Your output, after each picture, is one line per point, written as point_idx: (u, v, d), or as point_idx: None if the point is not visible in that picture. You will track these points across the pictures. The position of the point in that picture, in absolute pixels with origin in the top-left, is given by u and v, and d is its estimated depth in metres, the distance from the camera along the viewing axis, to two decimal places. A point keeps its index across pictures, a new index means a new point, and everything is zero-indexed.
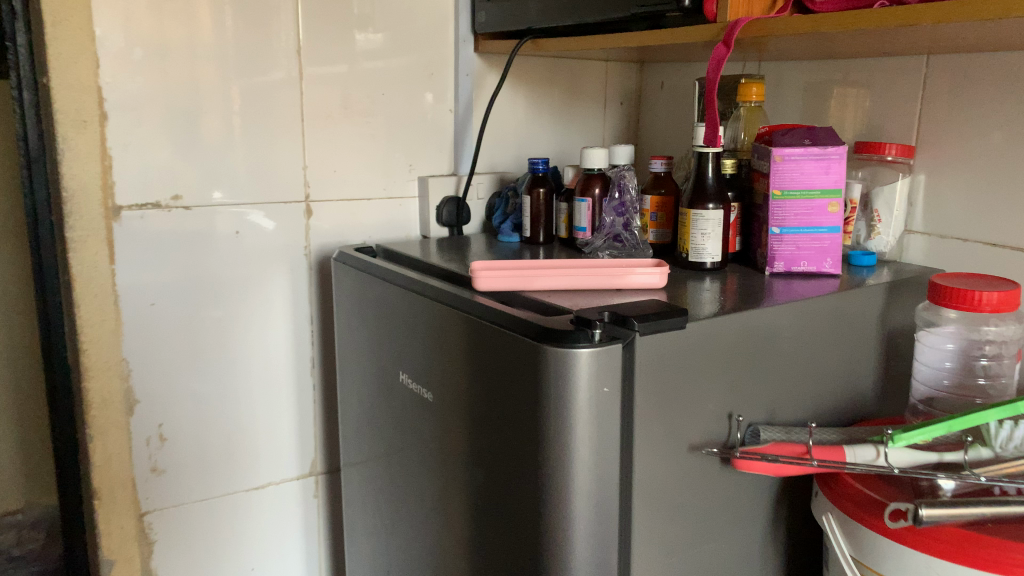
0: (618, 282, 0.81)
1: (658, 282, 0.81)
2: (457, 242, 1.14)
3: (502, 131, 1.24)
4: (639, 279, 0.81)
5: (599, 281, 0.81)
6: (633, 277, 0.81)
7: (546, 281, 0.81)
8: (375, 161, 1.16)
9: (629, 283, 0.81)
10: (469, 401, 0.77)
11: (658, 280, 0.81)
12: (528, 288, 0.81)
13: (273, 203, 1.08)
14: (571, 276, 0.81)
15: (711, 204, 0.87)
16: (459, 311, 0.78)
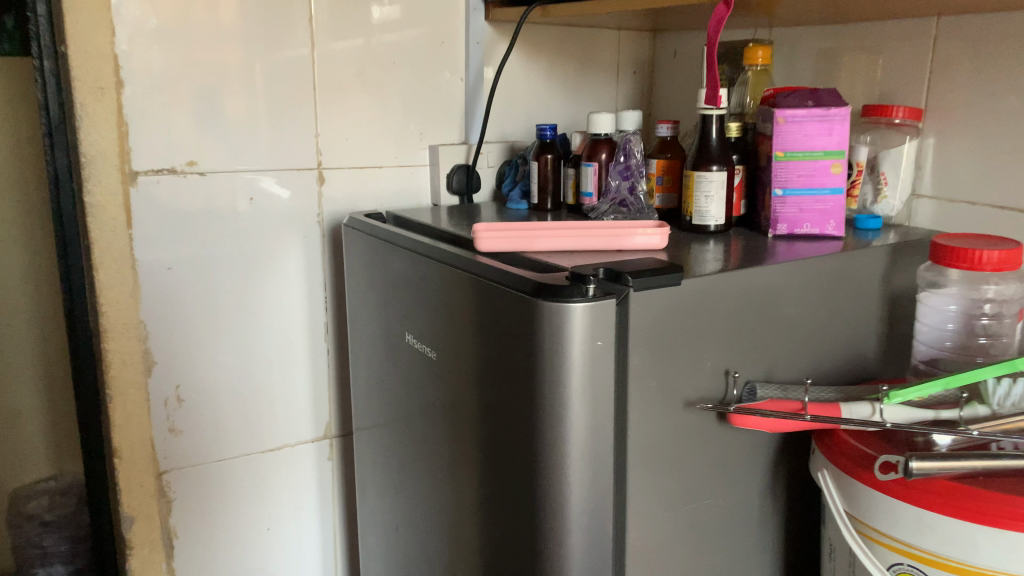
0: (619, 242, 0.81)
1: (658, 242, 0.81)
2: (467, 209, 1.16)
3: (513, 100, 1.25)
4: (641, 240, 0.81)
5: (601, 241, 0.81)
6: (634, 237, 0.81)
7: (548, 241, 0.82)
8: (386, 129, 1.17)
9: (631, 244, 0.81)
10: (472, 359, 0.79)
11: (659, 240, 0.81)
12: (529, 248, 0.82)
13: (287, 170, 1.10)
14: (572, 236, 0.82)
15: (714, 166, 0.87)
16: (463, 271, 0.79)
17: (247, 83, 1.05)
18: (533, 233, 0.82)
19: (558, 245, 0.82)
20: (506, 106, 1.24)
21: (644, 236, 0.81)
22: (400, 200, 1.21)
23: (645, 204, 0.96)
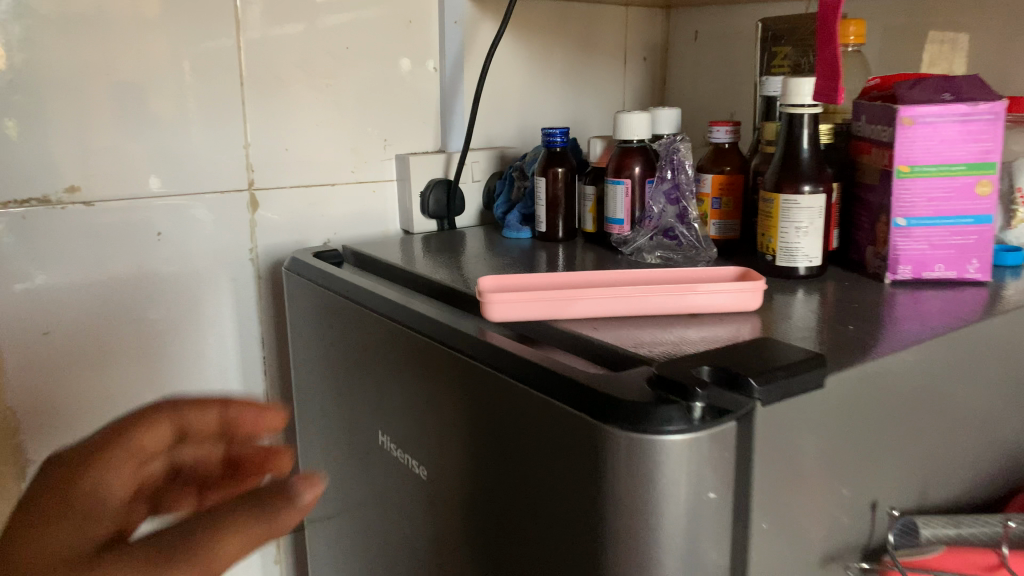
0: (693, 306, 0.56)
1: (752, 304, 0.56)
2: (450, 238, 0.90)
3: (501, 95, 0.98)
4: (728, 302, 0.56)
5: (666, 302, 0.56)
6: (718, 297, 0.56)
7: (589, 305, 0.55)
8: (340, 136, 0.89)
9: (713, 307, 0.56)
10: (470, 491, 0.52)
11: (753, 302, 0.56)
12: (563, 317, 0.55)
13: (208, 193, 0.82)
14: (627, 296, 0.56)
15: (806, 186, 0.62)
16: (463, 356, 0.51)
17: (149, 73, 0.76)
18: (565, 294, 0.55)
19: (603, 311, 0.56)
20: (493, 102, 0.98)
21: (734, 296, 0.56)
22: (360, 226, 0.93)
23: (699, 236, 0.71)
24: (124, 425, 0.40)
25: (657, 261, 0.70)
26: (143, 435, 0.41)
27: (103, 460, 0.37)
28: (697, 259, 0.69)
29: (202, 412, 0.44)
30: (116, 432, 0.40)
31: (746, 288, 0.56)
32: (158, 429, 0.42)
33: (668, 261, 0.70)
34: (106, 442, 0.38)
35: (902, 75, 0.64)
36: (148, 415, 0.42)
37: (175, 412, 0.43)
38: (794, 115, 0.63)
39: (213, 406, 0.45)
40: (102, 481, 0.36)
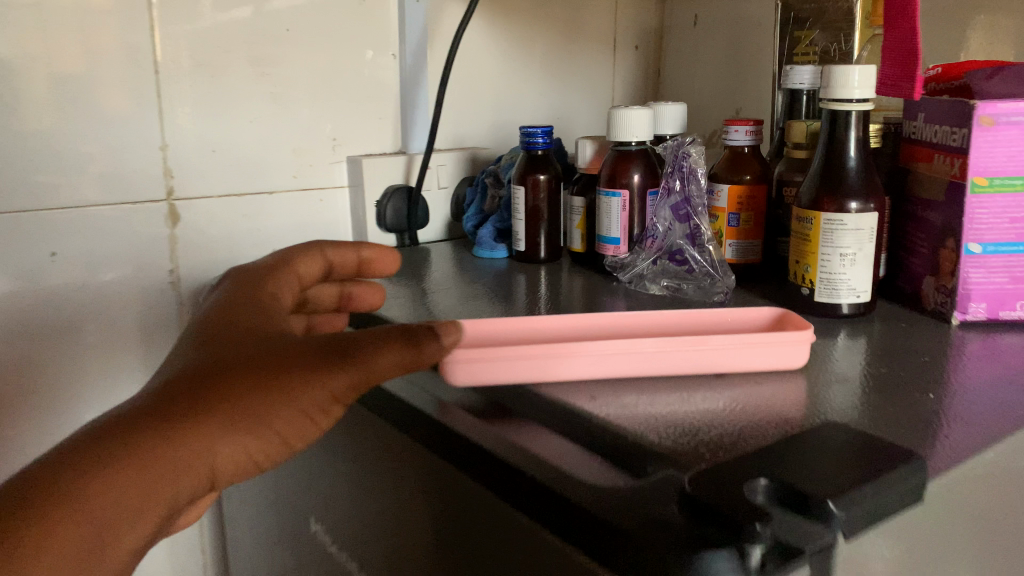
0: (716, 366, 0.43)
1: (796, 360, 0.43)
2: (412, 256, 0.76)
3: (472, 87, 0.85)
4: (766, 357, 0.43)
5: (681, 358, 0.42)
6: (753, 352, 0.43)
7: (581, 363, 0.41)
8: (280, 134, 0.75)
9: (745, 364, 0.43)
10: None
11: (798, 357, 0.43)
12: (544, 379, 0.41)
13: (114, 204, 0.68)
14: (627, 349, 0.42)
15: (853, 204, 0.49)
16: (447, 461, 0.38)
17: (32, 58, 0.62)
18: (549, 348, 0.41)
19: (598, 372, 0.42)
20: (462, 95, 0.84)
21: (772, 351, 0.43)
22: (307, 240, 0.79)
23: (712, 261, 0.58)
24: (313, 348, 0.32)
25: (663, 292, 0.57)
26: (372, 365, 0.32)
27: (274, 377, 0.31)
28: (714, 292, 0.56)
29: (429, 344, 0.34)
30: (330, 363, 0.32)
31: (790, 339, 0.43)
32: (390, 357, 0.33)
33: (675, 292, 0.57)
34: (281, 357, 0.32)
35: (973, 64, 0.51)
36: (377, 335, 0.33)
37: (402, 339, 0.33)
38: (837, 113, 0.49)
39: (432, 339, 0.34)
40: (275, 405, 0.31)
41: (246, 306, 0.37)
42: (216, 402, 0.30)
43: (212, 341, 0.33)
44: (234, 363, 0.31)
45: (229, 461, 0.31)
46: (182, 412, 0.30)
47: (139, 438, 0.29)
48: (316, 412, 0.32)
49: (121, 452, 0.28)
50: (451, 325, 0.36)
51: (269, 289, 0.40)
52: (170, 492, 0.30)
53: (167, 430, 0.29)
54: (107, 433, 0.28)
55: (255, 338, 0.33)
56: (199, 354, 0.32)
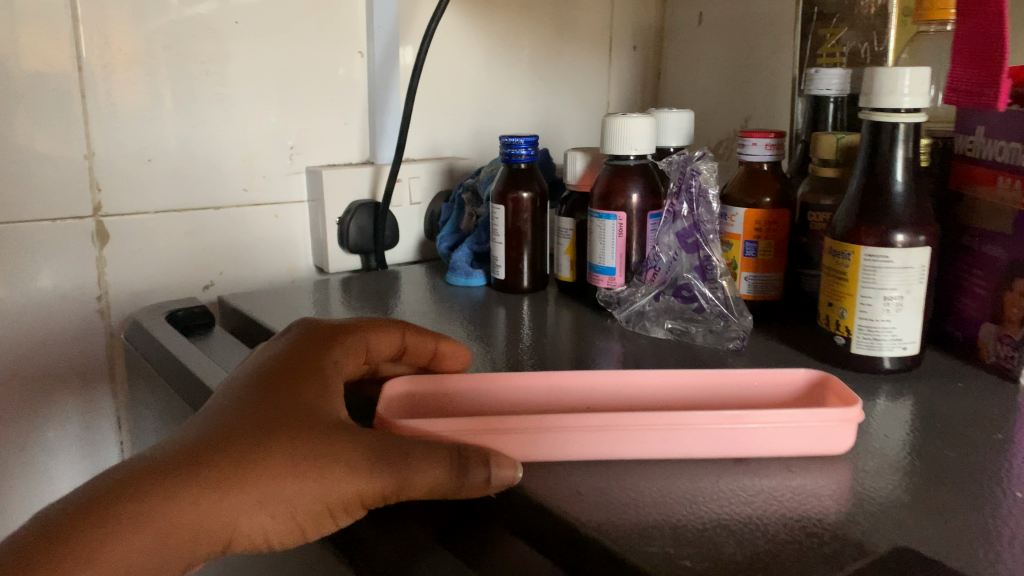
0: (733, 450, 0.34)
1: (840, 444, 0.34)
2: (378, 281, 0.67)
3: (449, 90, 0.75)
4: (800, 440, 0.34)
5: (687, 438, 0.33)
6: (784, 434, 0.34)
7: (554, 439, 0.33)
8: (229, 142, 0.66)
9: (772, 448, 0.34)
10: None
11: (842, 441, 0.34)
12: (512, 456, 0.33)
13: (30, 224, 0.59)
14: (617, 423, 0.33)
15: (900, 236, 0.41)
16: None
17: None
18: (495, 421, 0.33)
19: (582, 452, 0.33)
20: (438, 100, 0.75)
21: (808, 433, 0.34)
22: (261, 260, 0.70)
23: (725, 299, 0.49)
24: (356, 449, 0.30)
25: (665, 337, 0.48)
26: (410, 481, 0.30)
27: (309, 467, 0.30)
28: (727, 337, 0.47)
29: (476, 473, 0.30)
30: (369, 466, 0.30)
31: (831, 418, 0.34)
32: (434, 476, 0.30)
33: (680, 337, 0.48)
34: (322, 448, 0.30)
35: None
36: (431, 446, 0.31)
37: (456, 462, 0.30)
38: (880, 128, 0.41)
39: (482, 468, 0.30)
40: (300, 496, 0.30)
41: (297, 366, 0.36)
42: (250, 480, 0.29)
43: (260, 405, 0.32)
44: (274, 443, 0.30)
45: (240, 542, 0.30)
46: (214, 484, 0.29)
47: (171, 495, 0.28)
48: (340, 511, 0.30)
49: (151, 506, 0.28)
50: (512, 462, 0.31)
51: (330, 355, 0.37)
52: (180, 558, 0.29)
53: (194, 496, 0.28)
54: (144, 481, 0.28)
55: (304, 418, 0.32)
56: (249, 415, 0.32)
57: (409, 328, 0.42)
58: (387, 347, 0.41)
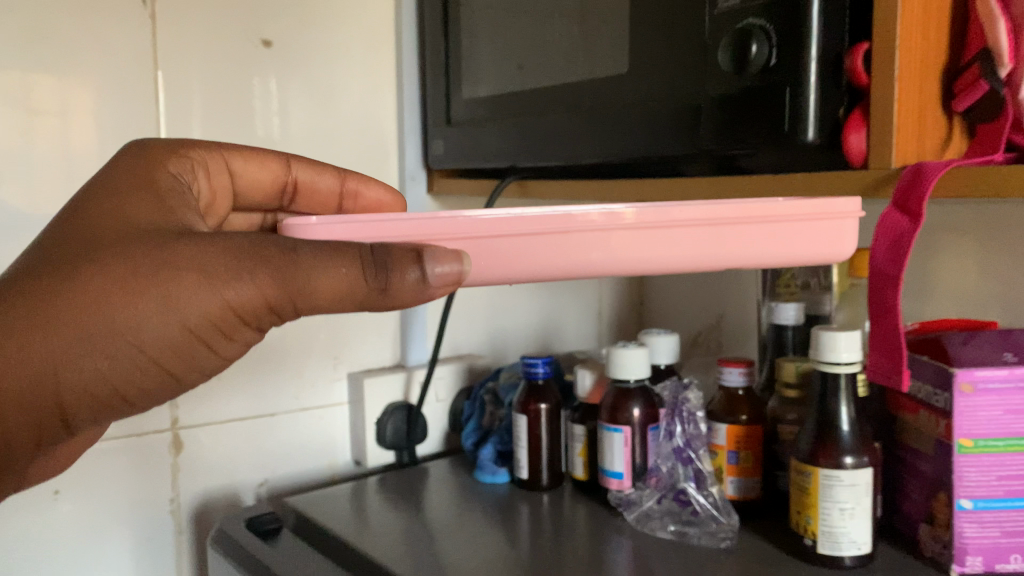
0: (765, 248, 0.42)
1: (847, 248, 0.45)
2: (412, 480, 0.77)
3: (466, 301, 0.89)
4: (816, 246, 0.44)
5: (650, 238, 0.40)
6: (805, 240, 0.43)
7: (577, 240, 0.39)
8: (285, 358, 0.77)
9: (801, 251, 0.43)
10: None
11: (847, 247, 0.45)
12: (545, 257, 0.39)
13: (121, 439, 0.69)
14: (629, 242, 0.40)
15: (849, 458, 0.52)
16: None
17: None
18: None
19: (611, 261, 0.40)
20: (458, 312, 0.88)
21: (822, 229, 0.44)
22: (306, 458, 0.80)
23: (715, 502, 0.60)
24: (218, 259, 0.37)
25: (671, 536, 0.58)
26: (311, 288, 0.37)
27: (167, 287, 0.37)
28: (719, 537, 0.57)
29: (404, 275, 0.36)
30: (234, 278, 0.37)
31: (841, 213, 0.44)
32: (335, 280, 0.36)
33: (682, 534, 0.58)
34: (183, 263, 0.37)
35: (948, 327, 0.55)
36: (333, 250, 0.37)
37: (370, 266, 0.36)
38: (829, 373, 0.53)
39: (414, 267, 0.36)
40: (168, 313, 0.37)
41: (152, 197, 0.42)
42: (108, 304, 0.36)
43: (118, 229, 0.39)
44: (132, 266, 0.37)
45: (110, 376, 0.38)
46: (73, 318, 0.37)
47: (30, 336, 0.36)
48: (217, 322, 0.38)
49: (18, 342, 0.36)
50: (456, 259, 0.37)
51: (165, 178, 0.45)
52: (83, 371, 0.37)
53: (52, 335, 0.37)
54: (9, 327, 0.36)
55: (167, 241, 0.38)
56: (104, 240, 0.38)
57: (295, 160, 0.58)
58: (266, 178, 0.57)
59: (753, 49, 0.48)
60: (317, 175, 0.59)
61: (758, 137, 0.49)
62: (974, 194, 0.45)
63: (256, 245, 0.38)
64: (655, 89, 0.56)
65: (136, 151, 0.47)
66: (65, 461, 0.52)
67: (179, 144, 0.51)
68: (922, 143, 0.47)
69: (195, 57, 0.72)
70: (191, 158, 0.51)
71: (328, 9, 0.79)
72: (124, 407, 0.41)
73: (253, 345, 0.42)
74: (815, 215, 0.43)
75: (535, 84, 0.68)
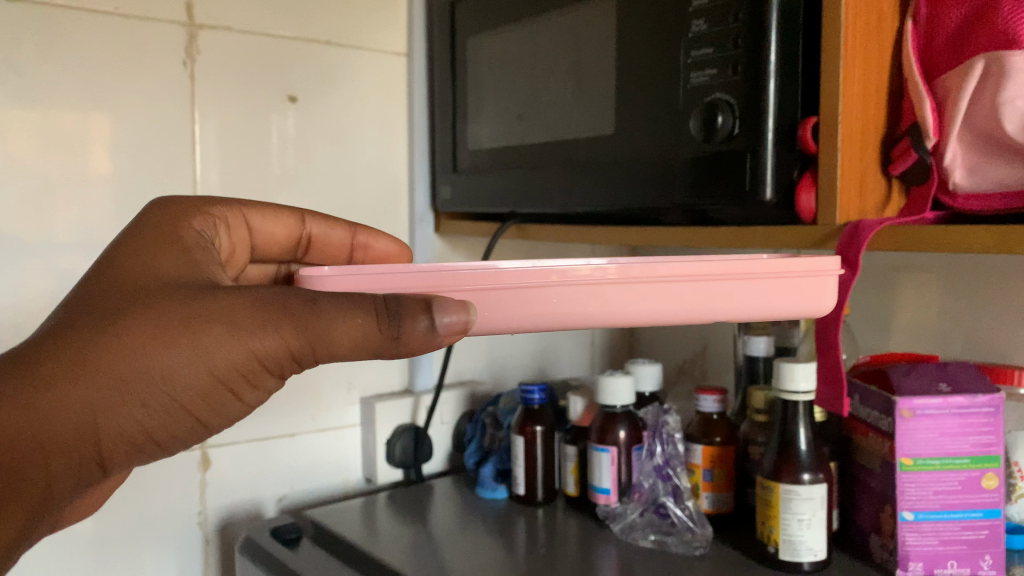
0: (748, 301, 0.42)
1: (827, 303, 0.44)
2: (418, 495, 0.84)
3: (468, 331, 0.96)
4: (797, 299, 0.43)
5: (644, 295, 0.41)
6: (792, 292, 0.43)
7: (575, 293, 0.40)
8: (304, 382, 0.85)
9: (782, 303, 0.43)
10: None
11: (828, 301, 0.44)
12: (536, 309, 0.40)
13: (155, 455, 0.76)
14: (616, 299, 0.41)
15: (806, 475, 0.60)
16: None
17: None
18: None
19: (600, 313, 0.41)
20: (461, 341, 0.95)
21: (808, 281, 0.43)
22: (321, 475, 0.87)
23: (691, 514, 0.67)
24: (243, 310, 0.38)
25: (652, 544, 0.65)
26: (329, 337, 0.37)
27: (195, 336, 0.38)
28: (694, 546, 0.64)
29: (415, 324, 0.37)
30: (258, 327, 0.38)
31: (823, 268, 0.44)
32: (352, 330, 0.37)
33: (661, 543, 0.65)
34: (209, 315, 0.38)
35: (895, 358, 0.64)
36: (350, 301, 0.37)
37: (384, 315, 0.37)
38: (789, 401, 0.61)
39: (424, 316, 0.37)
40: (197, 360, 0.38)
41: (178, 253, 0.44)
42: (141, 355, 0.37)
43: (148, 283, 0.40)
44: (162, 318, 0.38)
45: (142, 423, 0.39)
46: (106, 369, 0.37)
47: (65, 386, 0.37)
48: (242, 369, 0.39)
49: (50, 395, 0.37)
50: (464, 309, 0.38)
51: (190, 234, 0.47)
52: (115, 419, 0.38)
53: (88, 385, 0.37)
54: (43, 377, 0.37)
55: (190, 293, 0.39)
56: (132, 294, 0.39)
57: (309, 216, 0.61)
58: (283, 233, 0.60)
59: (720, 120, 0.56)
60: (330, 228, 0.61)
61: (724, 194, 0.57)
62: (898, 249, 0.52)
63: (276, 295, 0.38)
64: (637, 149, 0.64)
65: (161, 207, 0.49)
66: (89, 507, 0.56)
67: (201, 202, 0.53)
68: (862, 203, 0.55)
69: (231, 111, 0.80)
70: (213, 216, 0.53)
71: (346, 66, 0.87)
72: (155, 452, 0.42)
73: (277, 391, 0.43)
74: (801, 266, 0.43)
75: (533, 139, 0.76)
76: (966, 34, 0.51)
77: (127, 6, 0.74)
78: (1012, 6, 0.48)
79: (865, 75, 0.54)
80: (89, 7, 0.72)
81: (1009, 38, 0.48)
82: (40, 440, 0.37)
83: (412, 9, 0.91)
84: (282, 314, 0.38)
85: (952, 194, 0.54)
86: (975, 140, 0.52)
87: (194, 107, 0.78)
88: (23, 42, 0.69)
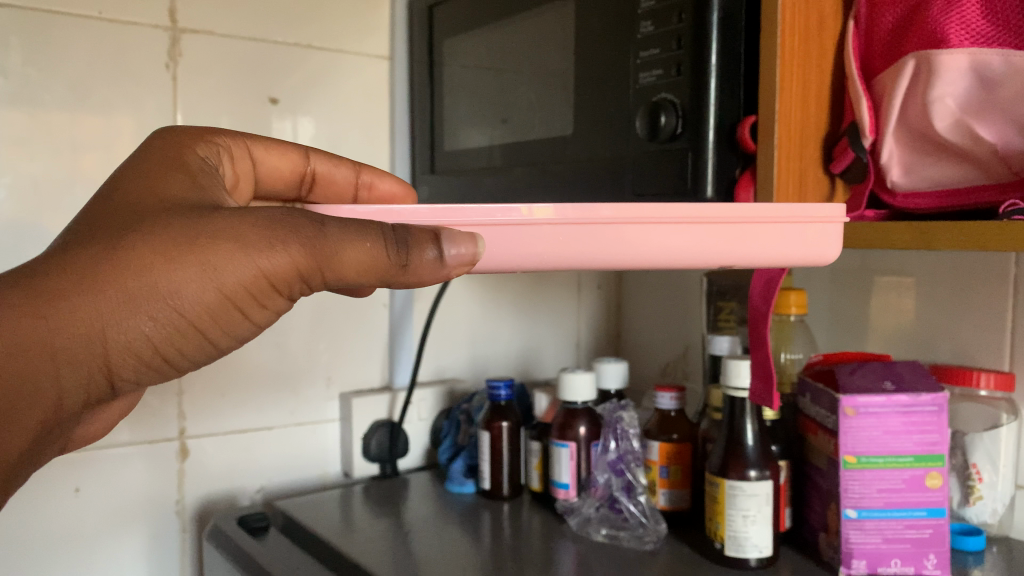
0: (648, 250, 0.41)
1: (830, 253, 0.44)
2: (392, 489, 0.86)
3: (449, 331, 0.98)
4: (776, 249, 0.43)
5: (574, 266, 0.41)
6: (777, 246, 0.43)
7: (571, 243, 0.40)
8: (284, 375, 0.87)
9: (757, 258, 0.42)
10: None
11: (831, 250, 0.44)
12: (506, 261, 0.40)
13: (132, 446, 0.78)
14: (544, 261, 0.40)
15: (752, 471, 0.60)
16: None
17: None
18: None
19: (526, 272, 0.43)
20: (441, 338, 0.97)
21: (796, 234, 0.43)
22: (298, 469, 0.89)
23: (643, 512, 0.69)
24: (252, 230, 0.38)
25: (604, 539, 0.67)
26: (337, 260, 0.37)
27: (205, 255, 0.37)
28: (646, 540, 0.66)
29: (422, 253, 0.37)
30: (266, 246, 0.37)
31: (827, 217, 0.43)
32: (361, 254, 0.37)
33: (614, 538, 0.67)
34: (218, 234, 0.37)
35: (846, 355, 0.67)
36: (357, 227, 0.38)
37: (391, 243, 0.37)
38: (738, 400, 0.62)
39: (432, 247, 0.38)
40: (207, 278, 0.37)
41: (182, 179, 0.43)
42: (152, 271, 0.37)
43: (153, 206, 0.39)
44: (172, 235, 0.37)
45: (151, 337, 0.38)
46: (118, 282, 0.37)
47: (76, 297, 0.36)
48: (250, 290, 0.39)
49: (65, 305, 0.36)
50: (472, 242, 0.38)
51: (194, 161, 0.46)
52: (128, 330, 0.38)
53: (99, 297, 0.37)
54: (55, 289, 0.36)
55: (201, 213, 0.38)
56: (142, 213, 0.39)
57: (313, 151, 0.61)
58: (287, 167, 0.60)
59: (663, 120, 0.57)
60: (335, 167, 0.61)
61: (668, 190, 0.58)
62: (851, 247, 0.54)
63: (289, 218, 0.38)
64: (590, 149, 0.65)
65: (164, 138, 0.48)
66: (116, 416, 0.56)
67: (203, 131, 0.52)
68: (804, 193, 0.56)
69: (213, 111, 0.83)
70: (215, 143, 0.52)
71: (328, 70, 0.90)
72: (163, 368, 0.41)
73: (283, 314, 0.42)
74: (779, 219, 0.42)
75: (502, 139, 0.77)
76: (902, 32, 0.51)
77: (112, 11, 0.77)
78: (943, 5, 0.48)
79: (806, 74, 0.55)
80: (78, 12, 0.75)
81: (939, 36, 0.48)
82: (51, 349, 0.37)
83: (395, 14, 0.93)
84: (291, 236, 0.37)
85: (892, 192, 0.55)
86: (910, 137, 0.52)
87: (177, 108, 0.81)
88: (11, 44, 0.72)
